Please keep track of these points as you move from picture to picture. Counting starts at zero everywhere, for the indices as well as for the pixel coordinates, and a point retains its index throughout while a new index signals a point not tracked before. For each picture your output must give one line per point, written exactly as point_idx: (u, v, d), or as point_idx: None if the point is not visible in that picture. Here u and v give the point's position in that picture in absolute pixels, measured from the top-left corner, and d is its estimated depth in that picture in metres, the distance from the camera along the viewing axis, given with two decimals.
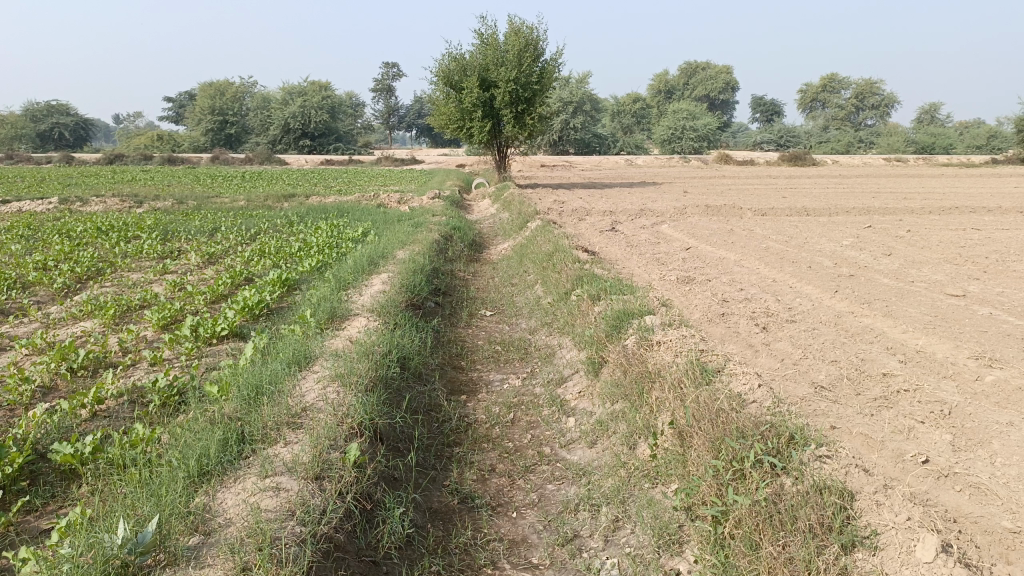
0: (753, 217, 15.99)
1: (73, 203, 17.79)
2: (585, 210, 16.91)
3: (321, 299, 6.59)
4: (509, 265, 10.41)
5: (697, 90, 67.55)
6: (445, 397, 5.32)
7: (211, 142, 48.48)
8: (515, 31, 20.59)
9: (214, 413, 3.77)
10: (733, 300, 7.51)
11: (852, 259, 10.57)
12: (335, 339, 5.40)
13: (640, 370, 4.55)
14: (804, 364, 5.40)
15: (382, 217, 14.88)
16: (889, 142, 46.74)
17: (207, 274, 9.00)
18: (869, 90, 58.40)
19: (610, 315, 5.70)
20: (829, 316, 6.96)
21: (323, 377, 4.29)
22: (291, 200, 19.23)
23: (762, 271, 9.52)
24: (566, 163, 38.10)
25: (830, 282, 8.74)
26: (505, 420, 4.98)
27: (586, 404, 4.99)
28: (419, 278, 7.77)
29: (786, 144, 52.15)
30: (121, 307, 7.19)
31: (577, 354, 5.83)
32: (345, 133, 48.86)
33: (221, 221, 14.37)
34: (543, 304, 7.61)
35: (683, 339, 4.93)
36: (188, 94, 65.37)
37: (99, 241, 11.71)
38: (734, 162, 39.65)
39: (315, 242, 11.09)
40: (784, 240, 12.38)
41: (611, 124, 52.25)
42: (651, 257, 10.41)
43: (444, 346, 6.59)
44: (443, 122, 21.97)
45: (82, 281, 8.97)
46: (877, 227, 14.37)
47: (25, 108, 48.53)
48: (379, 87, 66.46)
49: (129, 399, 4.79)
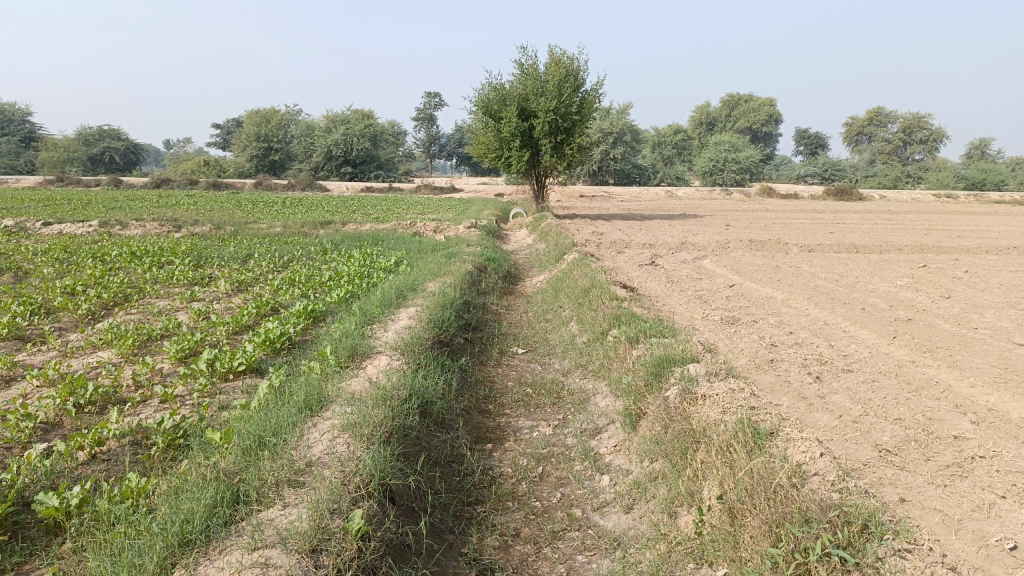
0: (800, 252, 15.43)
1: (113, 226, 17.94)
2: (624, 242, 16.49)
3: (344, 334, 6.29)
4: (544, 299, 10.03)
5: (739, 122, 67.01)
6: (468, 446, 4.92)
7: (256, 168, 49.24)
8: (556, 61, 20.48)
9: (211, 464, 3.44)
10: (782, 345, 7.01)
11: (907, 301, 9.97)
12: (353, 380, 5.07)
13: (683, 427, 4.10)
14: (865, 422, 4.89)
15: (417, 245, 14.67)
16: (938, 178, 45.57)
17: (233, 302, 8.79)
18: (917, 123, 57.11)
19: (650, 361, 5.27)
20: (887, 366, 6.43)
21: (333, 424, 3.94)
22: (328, 227, 19.17)
23: (811, 312, 8.99)
24: (606, 194, 37.77)
25: (886, 327, 8.19)
26: (533, 474, 4.57)
27: (622, 460, 4.55)
28: (449, 312, 7.43)
29: (831, 177, 51.17)
30: (141, 336, 6.97)
31: (613, 402, 5.40)
32: (386, 161, 49.29)
33: (255, 248, 14.28)
34: (578, 344, 7.20)
35: (730, 391, 4.48)
36: (236, 121, 66.94)
37: (131, 267, 11.65)
38: (778, 195, 38.91)
39: (346, 271, 10.86)
40: (833, 279, 11.80)
41: (651, 155, 51.97)
42: (693, 294, 9.96)
43: (471, 387, 6.22)
44: (482, 151, 21.82)
45: (108, 307, 8.83)
46: (931, 267, 13.69)
47: (78, 132, 49.94)
48: (421, 116, 67.21)
49: (132, 441, 4.49)
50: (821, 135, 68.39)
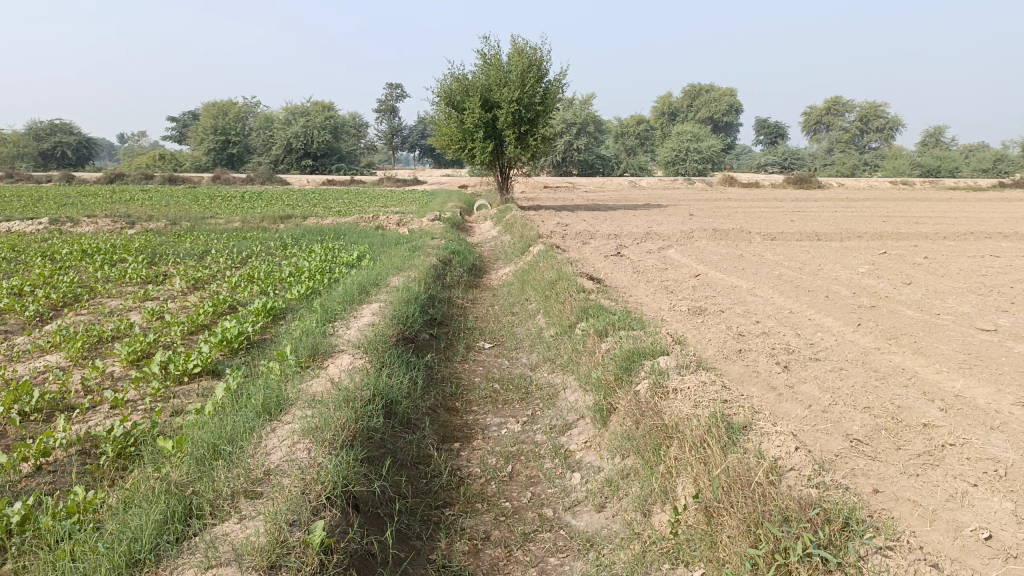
0: (763, 241, 15.54)
1: (63, 223, 17.37)
2: (590, 233, 16.43)
3: (305, 333, 6.09)
4: (510, 292, 9.91)
5: (700, 112, 67.53)
6: (435, 446, 4.78)
7: (213, 162, 48.25)
8: (518, 52, 20.34)
9: (162, 476, 3.25)
10: (749, 334, 6.98)
11: (870, 288, 10.05)
12: (315, 381, 4.89)
13: (655, 423, 4.01)
14: (835, 412, 4.86)
15: (380, 239, 14.42)
16: (894, 166, 46.43)
17: (190, 301, 8.50)
18: (873, 112, 58.08)
19: (620, 354, 5.18)
20: (854, 354, 6.43)
21: (293, 429, 3.77)
22: (288, 222, 18.81)
23: (777, 301, 9.00)
24: (569, 184, 37.76)
25: (851, 314, 8.22)
26: (502, 474, 4.45)
27: (593, 457, 4.45)
28: (413, 308, 7.27)
29: (790, 166, 51.85)
30: (91, 338, 6.70)
31: (582, 396, 5.30)
32: (347, 153, 48.69)
33: (213, 244, 13.90)
34: (546, 337, 7.10)
35: (702, 384, 4.40)
36: (193, 114, 65.61)
37: (83, 265, 11.25)
38: (739, 184, 39.29)
39: (308, 267, 10.60)
40: (796, 267, 11.87)
41: (614, 146, 52.11)
42: (660, 284, 9.92)
43: (438, 384, 6.07)
44: (445, 143, 21.60)
45: (57, 308, 8.50)
46: (891, 253, 13.86)
47: (27, 127, 48.40)
48: (382, 108, 66.52)
49: (80, 451, 4.26)
50: (781, 124, 69.24)
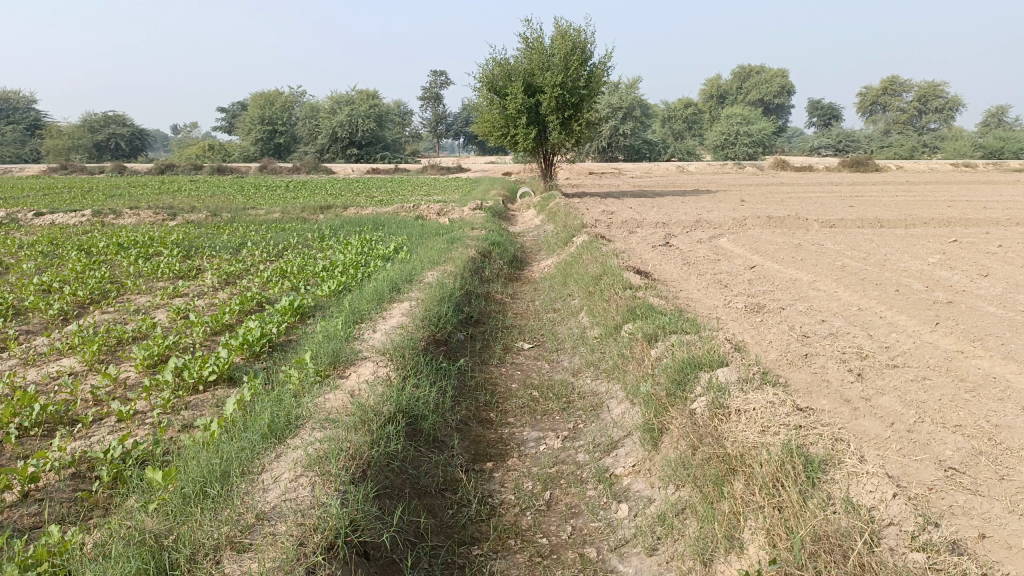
0: (821, 229, 14.68)
1: (106, 215, 17.36)
2: (636, 222, 15.75)
3: (328, 336, 5.63)
4: (552, 286, 9.36)
5: (750, 94, 65.61)
6: (464, 467, 4.29)
7: (261, 151, 48.50)
8: (561, 34, 19.66)
9: (137, 521, 2.83)
10: (815, 336, 6.32)
11: (943, 281, 9.22)
12: (333, 395, 4.44)
13: (715, 451, 3.45)
14: (920, 432, 4.21)
15: (419, 230, 14.00)
16: (954, 147, 44.31)
17: (217, 298, 8.16)
18: (932, 92, 55.59)
19: (672, 365, 4.58)
20: (936, 359, 5.73)
21: (296, 458, 3.31)
22: (328, 212, 18.54)
23: (842, 296, 8.27)
24: (615, 170, 36.90)
25: (927, 311, 7.48)
26: (539, 503, 3.93)
27: (642, 485, 3.89)
28: (446, 306, 6.77)
29: (845, 148, 50.10)
30: (110, 341, 6.37)
31: (629, 410, 4.74)
32: (392, 142, 48.55)
33: (250, 236, 13.65)
34: (590, 338, 6.55)
35: (768, 403, 3.78)
36: (241, 105, 66.42)
37: (118, 259, 11.07)
38: (792, 168, 37.93)
39: (342, 260, 10.22)
40: (860, 257, 11.05)
41: (660, 130, 50.84)
42: (712, 278, 9.28)
43: (472, 392, 5.58)
44: (487, 130, 21.07)
45: (85, 305, 8.25)
46: (960, 241, 12.91)
47: (84, 120, 49.24)
48: (426, 96, 66.21)
49: (74, 474, 3.89)
50: (835, 105, 66.92)
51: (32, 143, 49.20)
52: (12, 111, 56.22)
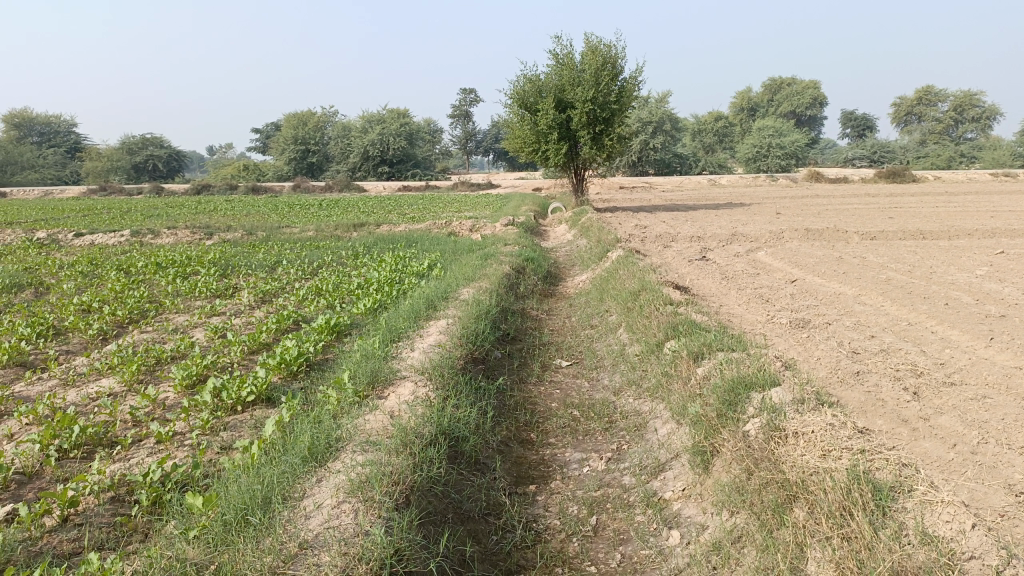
0: (861, 241, 14.36)
1: (144, 235, 17.62)
2: (670, 236, 15.56)
3: (366, 355, 5.57)
4: (589, 302, 9.22)
5: (782, 106, 64.98)
6: (507, 491, 4.17)
7: (293, 171, 49.13)
8: (592, 49, 19.60)
9: (178, 551, 2.75)
10: (865, 352, 6.09)
11: (994, 294, 8.91)
12: (372, 415, 4.36)
13: (773, 476, 3.29)
14: (986, 453, 3.98)
15: (451, 246, 13.96)
16: (993, 156, 43.33)
17: (254, 317, 8.16)
18: (968, 101, 54.59)
19: (721, 385, 4.42)
20: (994, 376, 5.48)
21: (338, 483, 3.22)
22: (361, 230, 18.63)
23: (889, 310, 8.01)
24: (646, 184, 36.67)
25: (980, 325, 7.20)
26: (586, 528, 3.79)
27: (693, 510, 3.73)
28: (483, 324, 6.67)
29: (880, 159, 49.31)
30: (148, 361, 6.37)
31: (676, 430, 4.58)
32: (423, 159, 48.86)
33: (285, 254, 13.72)
34: (630, 355, 6.41)
35: (827, 425, 3.61)
36: (275, 125, 67.47)
37: (156, 278, 11.18)
38: (826, 180, 37.40)
39: (377, 277, 10.18)
40: (904, 270, 10.75)
41: (691, 143, 50.48)
42: (753, 292, 9.07)
43: (511, 411, 5.47)
44: (518, 146, 21.05)
45: (123, 325, 8.31)
46: (1008, 252, 12.52)
47: (123, 142, 50.30)
48: (456, 113, 66.64)
49: (113, 498, 3.85)
50: (868, 115, 66.02)
51: (73, 165, 50.38)
52: (53, 134, 57.65)
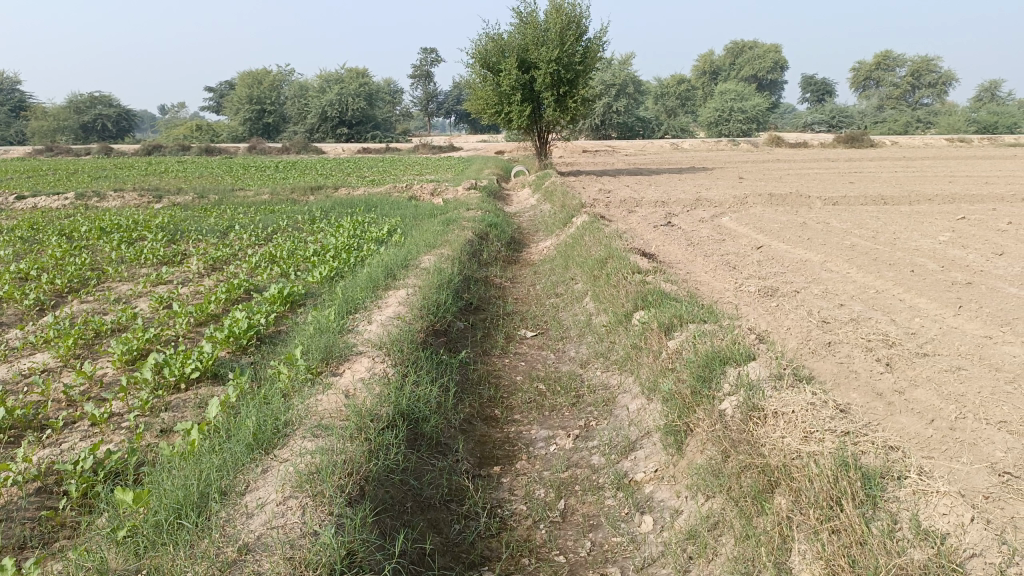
0: (825, 206, 14.30)
1: (90, 198, 16.83)
2: (635, 201, 15.34)
3: (320, 329, 5.24)
4: (554, 269, 8.97)
5: (744, 70, 64.84)
6: (470, 473, 3.94)
7: (249, 132, 47.75)
8: (556, 8, 19.10)
9: (100, 559, 2.45)
10: (835, 322, 5.95)
11: (959, 260, 8.86)
12: (325, 395, 4.07)
13: (754, 461, 3.11)
14: (964, 428, 3.84)
15: (412, 211, 13.57)
16: (949, 122, 43.77)
17: (203, 286, 7.75)
18: (925, 67, 54.99)
19: (695, 360, 4.21)
20: (966, 347, 5.36)
21: (284, 474, 2.95)
22: (318, 193, 18.06)
23: (855, 277, 7.91)
24: (610, 148, 36.35)
25: (947, 294, 7.11)
26: (554, 514, 3.58)
27: (666, 494, 3.53)
28: (445, 294, 6.38)
29: (839, 124, 49.59)
30: (87, 334, 5.96)
31: (648, 407, 4.38)
32: (383, 120, 47.75)
33: (238, 219, 13.17)
34: (597, 326, 6.19)
35: (808, 405, 3.44)
36: (229, 84, 65.42)
37: (100, 244, 10.60)
38: (787, 144, 37.49)
39: (334, 244, 9.79)
40: (869, 236, 10.69)
41: (654, 107, 50.15)
42: (720, 259, 8.91)
43: (474, 387, 5.22)
44: (480, 107, 20.55)
45: (62, 294, 7.82)
46: (968, 218, 12.55)
47: (69, 100, 48.20)
48: (416, 74, 65.21)
49: (39, 489, 3.52)
50: (828, 80, 66.30)
51: (17, 125, 48.24)
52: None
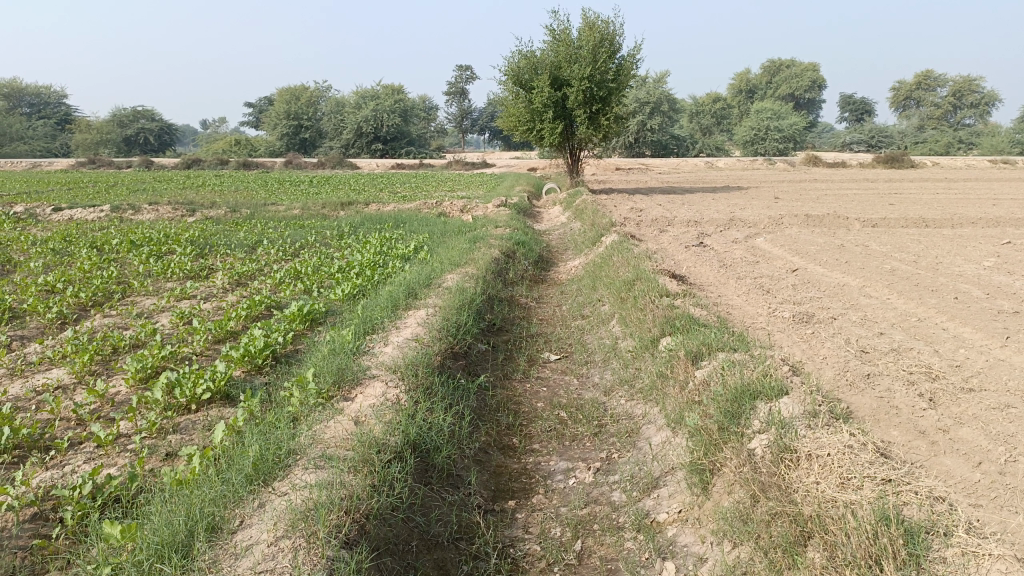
0: (863, 228, 13.91)
1: (125, 211, 17.02)
2: (667, 220, 15.09)
3: (335, 350, 5.10)
4: (581, 289, 8.76)
5: (781, 89, 64.13)
6: (482, 508, 3.74)
7: (286, 147, 48.35)
8: (590, 26, 18.97)
9: None
10: (874, 351, 5.65)
11: (1006, 287, 8.46)
12: (334, 421, 3.91)
13: (784, 509, 2.88)
14: (1016, 473, 3.54)
15: (440, 228, 13.48)
16: (993, 143, 42.73)
17: (225, 302, 7.66)
18: (967, 86, 53.88)
19: (725, 394, 3.97)
20: (1016, 381, 5.04)
21: (279, 511, 2.80)
22: (349, 209, 18.07)
23: (896, 304, 7.58)
24: (643, 166, 36.08)
25: (994, 323, 6.76)
26: (569, 555, 3.36)
27: (690, 538, 3.29)
28: (466, 315, 6.21)
29: (878, 143, 48.73)
30: (104, 349, 5.89)
31: (674, 441, 4.14)
32: (417, 136, 48.04)
33: (267, 233, 13.19)
34: (622, 351, 5.96)
35: (845, 448, 3.19)
36: (268, 100, 66.54)
37: (129, 258, 10.64)
38: (824, 164, 36.88)
39: (359, 261, 9.68)
40: (909, 260, 10.30)
41: (689, 125, 49.74)
42: (753, 282, 8.63)
43: (492, 414, 5.02)
44: (512, 124, 20.48)
45: (86, 308, 7.82)
46: (1015, 242, 12.08)
47: (112, 114, 49.29)
48: (451, 91, 65.62)
49: (35, 515, 3.40)
50: (867, 98, 65.35)
51: (63, 137, 49.42)
52: (43, 105, 56.65)
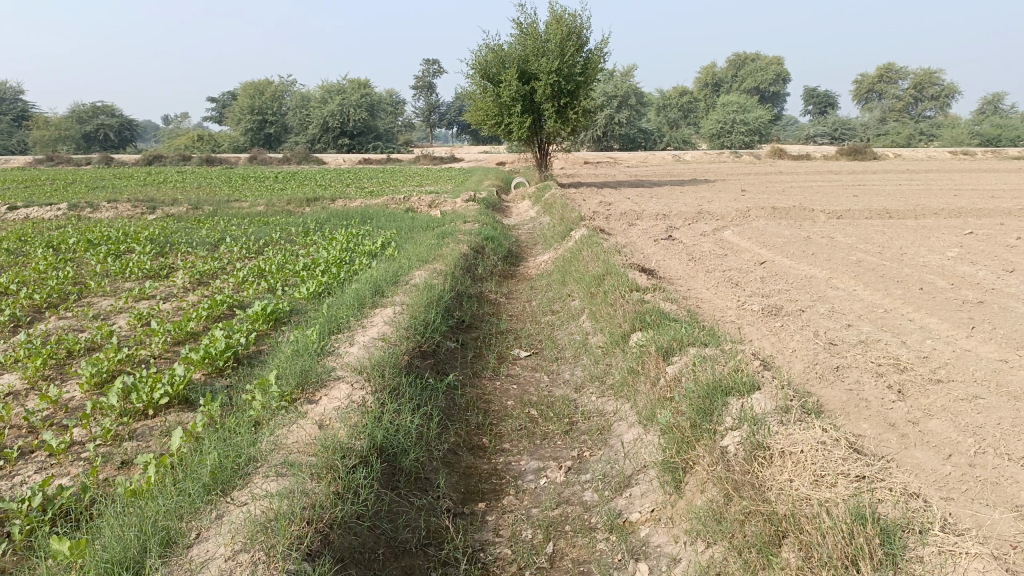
0: (829, 220, 14.04)
1: (83, 209, 16.58)
2: (635, 213, 15.09)
3: (298, 351, 4.96)
4: (551, 284, 8.70)
5: (746, 82, 64.70)
6: (451, 511, 3.65)
7: (251, 142, 47.61)
8: (557, 19, 18.90)
9: None
10: (843, 343, 5.66)
11: (969, 278, 8.57)
12: (297, 425, 3.79)
13: (759, 508, 2.84)
14: (985, 465, 3.54)
15: (408, 224, 13.32)
16: (952, 135, 43.55)
17: (186, 302, 7.46)
18: (927, 79, 54.85)
19: (697, 390, 3.92)
20: (982, 372, 5.07)
21: (237, 523, 2.68)
22: (315, 205, 17.82)
23: (863, 295, 7.62)
24: (611, 160, 36.14)
25: (958, 313, 6.82)
26: (541, 558, 3.28)
27: (663, 539, 3.24)
28: (434, 313, 6.11)
29: (841, 136, 49.41)
30: (58, 353, 5.69)
31: (646, 439, 4.09)
32: (384, 131, 47.61)
33: (231, 230, 12.92)
34: (593, 347, 5.90)
35: (818, 444, 3.15)
36: (232, 94, 65.47)
37: (87, 257, 10.34)
38: (789, 156, 37.27)
39: (325, 258, 9.51)
40: (875, 251, 10.39)
41: (656, 118, 49.95)
42: (722, 275, 8.63)
43: (462, 413, 4.93)
44: (480, 118, 20.34)
45: (41, 310, 7.56)
46: (976, 232, 12.27)
47: (71, 109, 48.10)
48: (418, 85, 65.16)
49: None
50: (830, 91, 66.23)
51: (19, 134, 48.12)
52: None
